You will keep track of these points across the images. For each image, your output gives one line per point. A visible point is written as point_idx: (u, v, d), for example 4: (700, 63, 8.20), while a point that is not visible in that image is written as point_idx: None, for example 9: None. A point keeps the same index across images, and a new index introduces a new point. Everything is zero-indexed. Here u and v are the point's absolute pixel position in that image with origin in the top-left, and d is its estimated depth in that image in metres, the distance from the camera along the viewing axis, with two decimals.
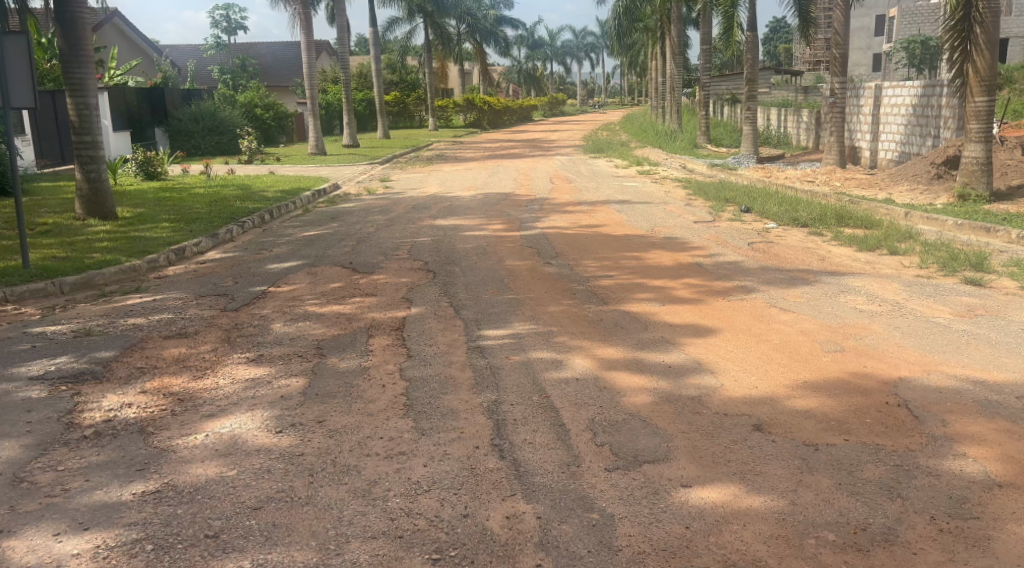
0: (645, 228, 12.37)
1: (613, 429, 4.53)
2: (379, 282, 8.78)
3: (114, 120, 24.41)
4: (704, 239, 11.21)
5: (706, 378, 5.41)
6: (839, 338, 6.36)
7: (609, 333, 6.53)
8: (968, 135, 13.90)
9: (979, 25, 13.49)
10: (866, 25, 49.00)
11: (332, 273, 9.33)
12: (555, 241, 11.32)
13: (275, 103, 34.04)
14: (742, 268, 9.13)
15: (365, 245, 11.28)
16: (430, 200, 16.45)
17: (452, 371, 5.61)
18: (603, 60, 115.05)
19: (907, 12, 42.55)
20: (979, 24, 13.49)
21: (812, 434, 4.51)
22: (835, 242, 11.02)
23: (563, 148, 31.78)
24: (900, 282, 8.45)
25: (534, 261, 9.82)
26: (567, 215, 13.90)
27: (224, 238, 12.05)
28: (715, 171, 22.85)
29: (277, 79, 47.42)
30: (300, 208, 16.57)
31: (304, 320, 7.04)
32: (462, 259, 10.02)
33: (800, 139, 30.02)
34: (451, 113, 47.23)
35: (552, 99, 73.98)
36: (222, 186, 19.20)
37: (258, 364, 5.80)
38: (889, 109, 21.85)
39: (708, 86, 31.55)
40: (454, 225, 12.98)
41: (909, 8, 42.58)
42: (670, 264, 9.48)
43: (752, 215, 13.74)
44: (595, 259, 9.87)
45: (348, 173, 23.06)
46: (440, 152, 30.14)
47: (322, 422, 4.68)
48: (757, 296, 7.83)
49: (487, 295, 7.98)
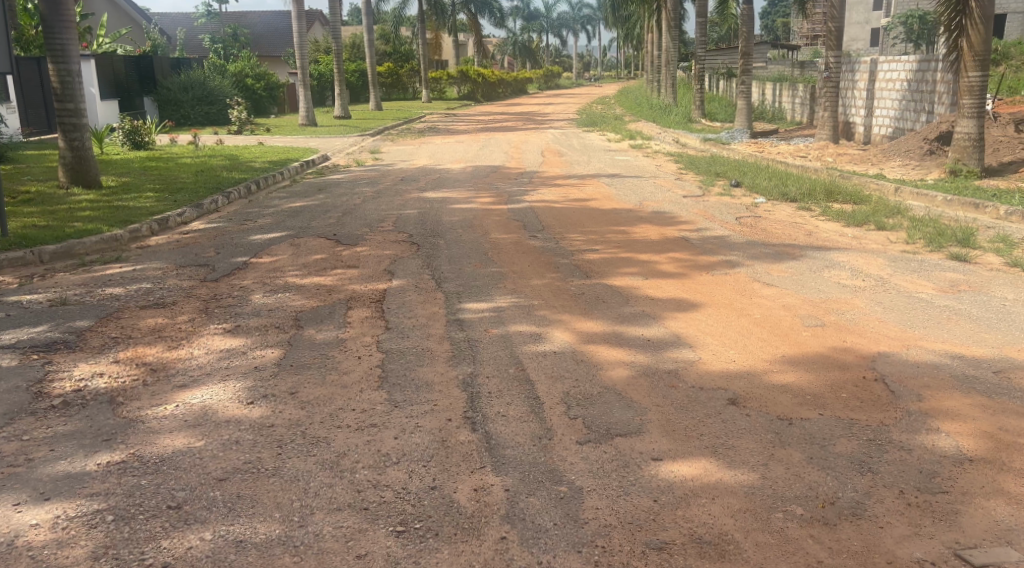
0: (634, 202, 12.32)
1: (587, 402, 4.52)
2: (362, 253, 8.77)
3: (101, 88, 24.23)
4: (692, 214, 11.20)
5: (684, 352, 5.39)
6: (820, 312, 6.35)
7: (591, 306, 6.53)
8: (961, 110, 13.86)
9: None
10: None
11: (315, 244, 9.34)
12: (543, 214, 11.29)
13: (267, 73, 33.85)
14: (727, 242, 9.11)
15: (351, 217, 11.25)
16: (420, 172, 16.40)
17: (429, 344, 5.60)
18: (599, 33, 114.35)
19: None
20: None
21: (788, 409, 4.48)
22: (824, 217, 10.98)
23: (557, 121, 31.66)
24: (886, 258, 8.40)
25: (519, 234, 9.78)
26: (556, 188, 13.87)
27: (211, 210, 12.02)
28: (708, 145, 22.78)
29: (269, 49, 47.12)
30: (287, 179, 16.51)
31: (283, 293, 7.13)
32: (448, 231, 9.99)
33: (795, 114, 29.98)
34: (445, 85, 46.93)
35: (548, 71, 73.81)
36: (210, 156, 19.16)
37: (233, 336, 5.83)
38: (884, 84, 21.78)
39: (703, 59, 31.44)
40: (442, 198, 12.94)
41: None
42: (656, 238, 9.44)
43: (742, 189, 13.70)
44: (581, 233, 9.84)
45: (338, 144, 22.96)
46: (433, 125, 30.01)
47: (294, 393, 4.67)
48: (741, 271, 7.78)
49: (471, 268, 7.96)
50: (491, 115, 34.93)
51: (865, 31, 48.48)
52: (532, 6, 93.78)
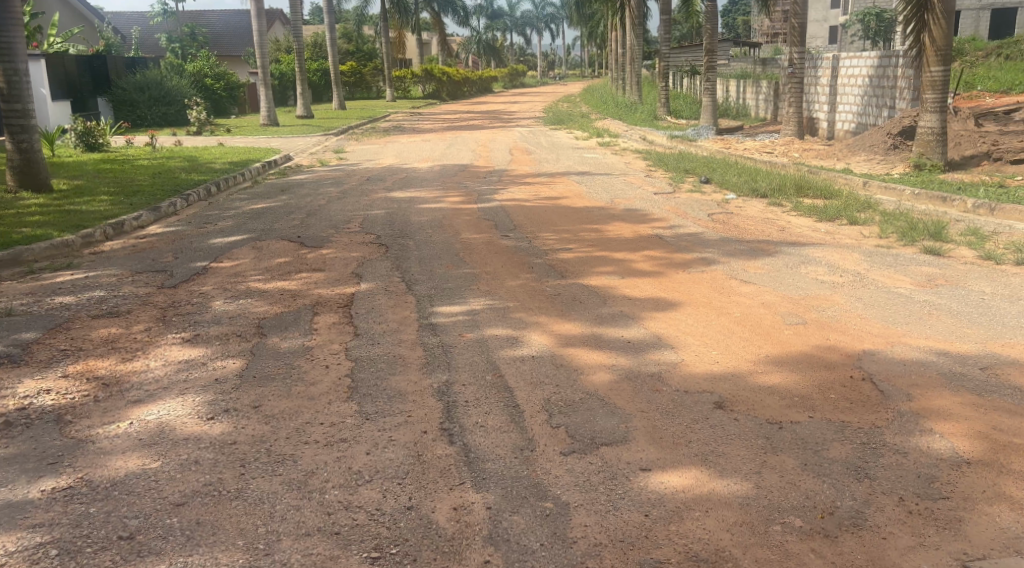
0: (605, 200, 12.18)
1: (569, 410, 4.32)
2: (328, 256, 8.59)
3: (52, 89, 23.69)
4: (663, 211, 11.07)
5: (666, 353, 5.21)
6: (800, 309, 6.20)
7: (568, 308, 6.34)
8: (924, 105, 13.89)
9: None
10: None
11: (277, 247, 9.22)
12: (513, 213, 11.09)
13: (226, 72, 33.40)
14: (701, 239, 8.97)
15: (316, 218, 11.01)
16: (386, 171, 16.14)
17: (401, 351, 5.40)
18: (562, 31, 114.55)
19: None
20: None
21: (777, 412, 4.30)
22: (795, 212, 10.89)
23: (522, 119, 31.48)
24: (860, 253, 8.25)
25: (490, 233, 9.57)
26: (526, 187, 13.67)
27: (168, 213, 12.09)
28: (675, 142, 22.72)
29: (228, 48, 46.44)
30: (248, 180, 16.29)
31: (245, 297, 7.07)
32: (417, 231, 9.76)
33: (759, 111, 30.11)
34: (409, 84, 46.61)
35: (512, 70, 73.67)
36: (167, 158, 18.98)
37: (192, 345, 5.68)
38: (846, 80, 21.85)
39: (667, 56, 31.50)
40: (409, 198, 12.71)
41: None
42: (629, 237, 9.29)
43: (712, 185, 13.61)
44: (553, 232, 9.65)
45: (301, 144, 22.60)
46: (397, 124, 29.69)
47: (258, 407, 4.50)
48: (718, 269, 7.63)
49: (442, 270, 7.76)
50: (456, 114, 34.67)
51: (823, 29, 49.43)
52: (495, 4, 93.63)
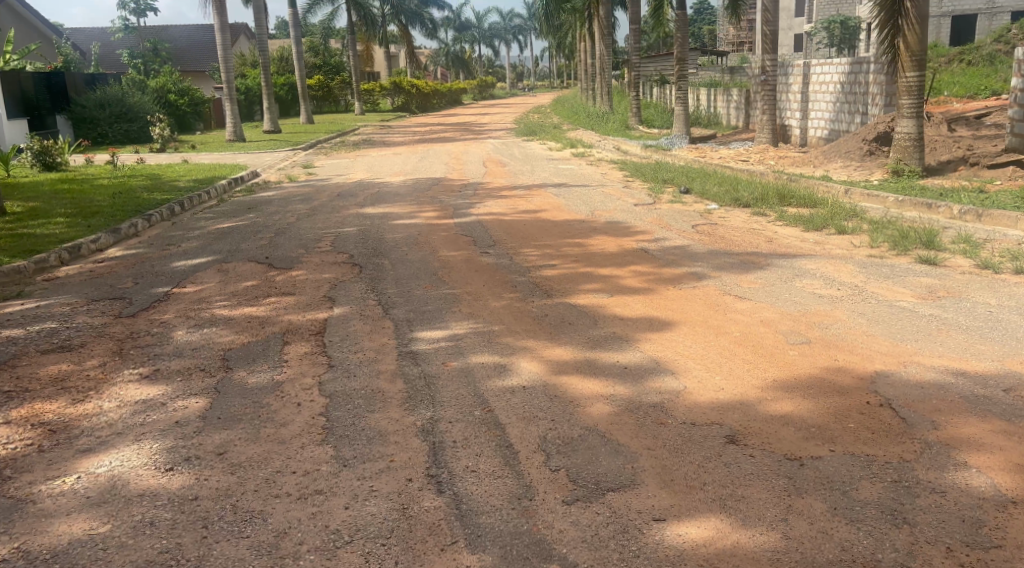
0: (585, 212, 11.83)
1: (567, 450, 3.96)
2: (298, 278, 8.23)
3: (9, 107, 23.19)
4: (645, 222, 10.74)
5: (668, 380, 4.83)
6: (802, 327, 5.84)
7: (557, 330, 5.95)
8: (900, 110, 13.71)
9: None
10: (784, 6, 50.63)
11: (245, 269, 8.87)
12: (491, 227, 10.72)
13: (190, 88, 32.94)
14: (689, 252, 8.62)
15: (285, 238, 10.62)
16: (357, 186, 15.75)
17: (379, 384, 5.01)
18: (529, 43, 114.72)
19: None
20: None
21: (794, 445, 3.93)
22: (779, 222, 10.58)
23: (494, 130, 31.15)
24: (852, 264, 7.91)
25: (468, 250, 9.18)
26: (503, 200, 13.30)
27: (129, 234, 11.98)
28: (649, 152, 22.47)
29: (193, 64, 45.73)
30: (214, 199, 15.92)
31: (211, 326, 6.71)
32: (392, 249, 9.36)
33: (731, 119, 30.02)
34: (378, 97, 46.19)
35: (481, 82, 73.44)
36: (128, 177, 18.66)
37: (151, 383, 5.33)
38: (818, 86, 21.74)
39: (637, 66, 31.39)
40: (382, 213, 12.31)
41: None
42: (613, 251, 8.93)
43: (692, 195, 13.31)
44: (534, 247, 9.28)
45: (269, 160, 22.13)
46: (367, 137, 29.24)
47: (223, 454, 4.13)
48: (709, 284, 7.28)
49: (420, 291, 7.38)
50: (426, 126, 34.29)
51: (789, 37, 50.07)
52: (463, 17, 93.55)
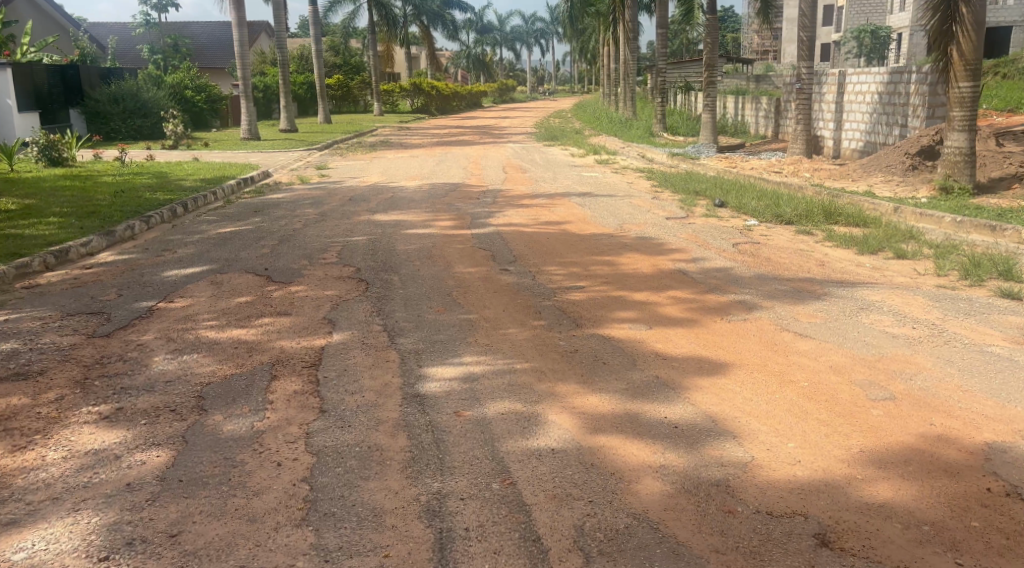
0: (613, 226, 10.92)
1: (614, 552, 3.18)
2: (297, 296, 7.41)
3: (19, 99, 22.69)
4: (680, 239, 9.83)
5: (731, 447, 3.94)
6: (882, 378, 4.89)
7: (590, 371, 5.04)
8: (951, 122, 12.74)
9: (966, 4, 12.20)
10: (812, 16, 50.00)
11: (240, 283, 8.09)
12: (511, 241, 9.84)
13: (208, 85, 32.42)
14: (733, 276, 7.69)
15: (288, 247, 9.82)
16: (371, 190, 14.95)
17: (377, 440, 4.15)
18: (552, 48, 113.92)
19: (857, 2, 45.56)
20: (965, 3, 12.20)
21: (907, 556, 3.15)
22: (828, 242, 9.62)
23: (514, 135, 30.34)
24: (921, 294, 6.95)
25: (486, 267, 8.31)
26: (524, 209, 12.44)
27: (124, 237, 11.27)
28: (676, 160, 21.57)
29: (211, 61, 45.16)
30: (221, 200, 15.19)
31: (191, 352, 5.88)
32: (402, 263, 8.50)
33: (759, 128, 29.03)
34: (398, 99, 45.47)
35: (503, 85, 72.66)
36: (136, 175, 17.98)
37: (109, 426, 4.49)
38: (853, 97, 20.76)
39: (663, 72, 30.52)
40: (396, 221, 11.46)
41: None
42: (648, 271, 8.03)
43: (728, 209, 12.38)
44: (559, 265, 8.40)
45: (282, 160, 21.39)
46: (384, 138, 28.48)
47: (176, 535, 3.37)
48: (762, 316, 6.36)
49: (431, 315, 6.52)
50: (446, 129, 33.49)
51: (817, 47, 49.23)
52: (487, 21, 92.87)
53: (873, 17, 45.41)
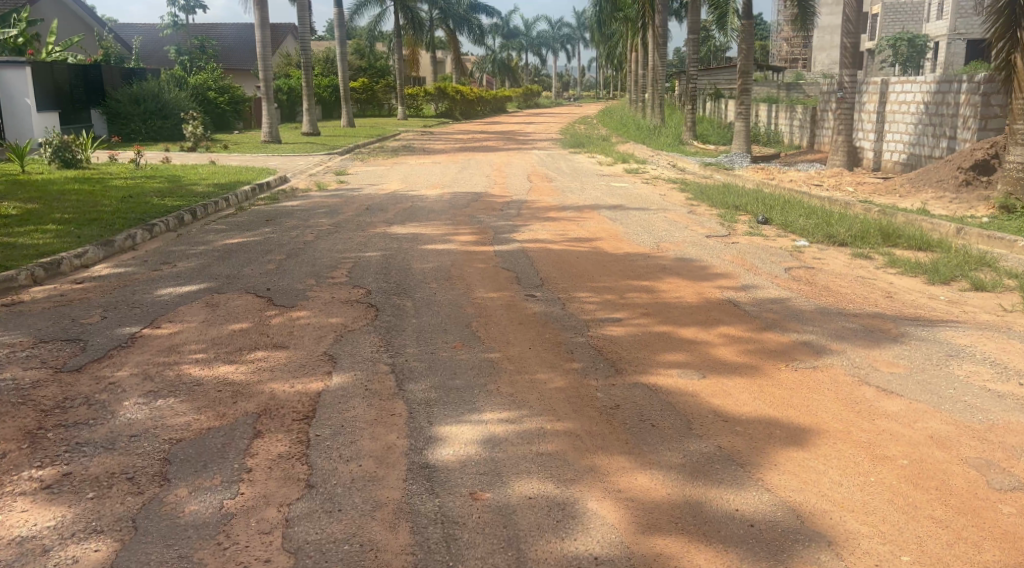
0: (649, 244, 10.00)
1: None
2: (298, 323, 6.58)
3: (39, 99, 22.17)
4: (724, 262, 8.91)
5: (824, 558, 3.27)
6: (999, 453, 4.02)
7: (637, 438, 4.19)
8: (1014, 135, 11.56)
9: None
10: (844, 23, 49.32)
11: (237, 305, 7.29)
12: (539, 260, 8.96)
13: (231, 86, 31.88)
14: (793, 310, 6.77)
15: (295, 263, 9.01)
16: (389, 199, 14.13)
17: (372, 537, 3.41)
18: (579, 54, 113.15)
19: (891, 9, 44.68)
20: None
21: None
22: (891, 267, 8.64)
23: (540, 141, 29.49)
24: (1016, 338, 5.99)
25: (510, 291, 7.44)
26: (551, 223, 11.58)
27: (124, 247, 10.51)
28: (710, 171, 20.58)
29: (235, 62, 44.64)
30: (233, 207, 14.44)
31: (167, 395, 5.05)
32: (417, 286, 7.65)
33: (793, 138, 27.99)
34: (422, 102, 44.80)
35: (528, 90, 71.83)
36: (149, 179, 17.28)
37: (47, 502, 3.67)
38: (897, 106, 19.71)
39: (693, 79, 29.60)
40: (413, 234, 10.61)
41: (893, 5, 44.61)
42: (692, 301, 7.12)
43: (772, 227, 11.43)
44: (593, 291, 7.51)
45: (300, 165, 20.66)
46: (407, 143, 27.75)
47: None
48: (834, 363, 5.43)
49: (447, 352, 5.65)
50: (470, 134, 32.71)
51: None
52: (514, 26, 92.25)
53: (909, 24, 44.20)
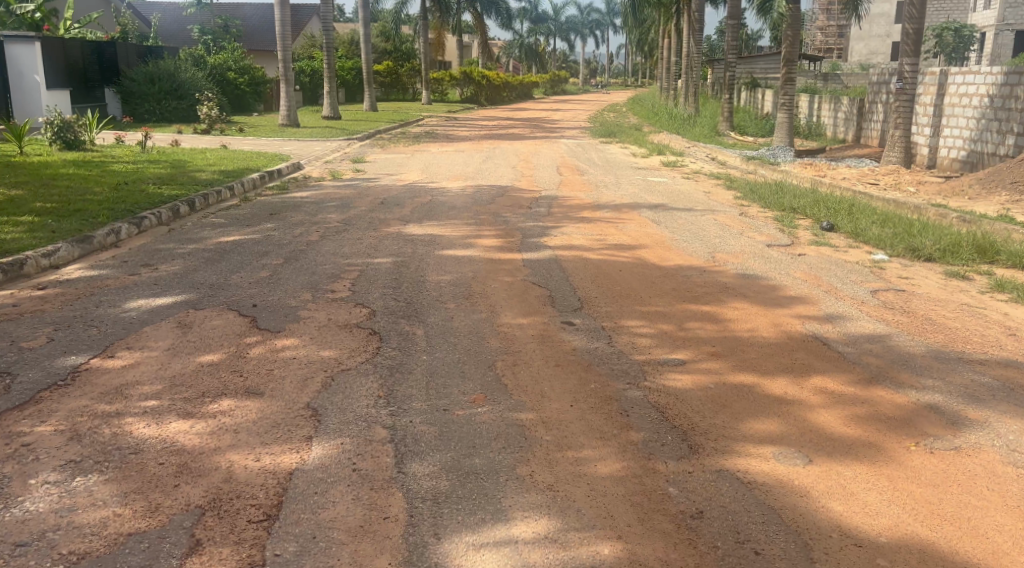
0: (703, 254, 8.65)
1: None
2: (283, 356, 5.31)
3: (49, 75, 21.05)
4: (795, 279, 7.56)
5: None
6: None
7: None
8: None
9: None
10: (886, 11, 47.24)
11: (215, 327, 6.04)
12: (577, 272, 7.65)
13: (252, 66, 30.63)
14: (900, 353, 5.43)
15: (292, 270, 7.75)
16: (408, 191, 12.87)
17: None
18: (608, 41, 111.40)
19: None
20: None
21: None
22: (998, 292, 7.25)
23: (568, 129, 28.04)
24: None
25: (544, 316, 6.14)
26: (587, 224, 10.26)
27: (105, 244, 9.28)
28: (753, 165, 19.14)
29: (258, 42, 43.44)
30: (237, 197, 13.19)
31: (87, 467, 3.80)
32: (432, 306, 6.35)
33: (837, 131, 26.39)
34: (447, 87, 43.46)
35: (555, 75, 70.22)
36: (153, 164, 16.07)
37: None
38: (957, 99, 17.96)
39: (732, 67, 28.04)
40: (432, 236, 9.30)
41: None
42: (770, 338, 5.76)
43: (838, 234, 10.05)
44: (644, 317, 6.20)
45: (316, 150, 19.40)
46: (430, 129, 26.46)
47: None
48: (981, 440, 4.10)
49: (465, 410, 4.36)
50: (496, 120, 31.31)
51: (886, 45, 47.11)
52: (542, 12, 90.52)
53: (954, 14, 42.23)
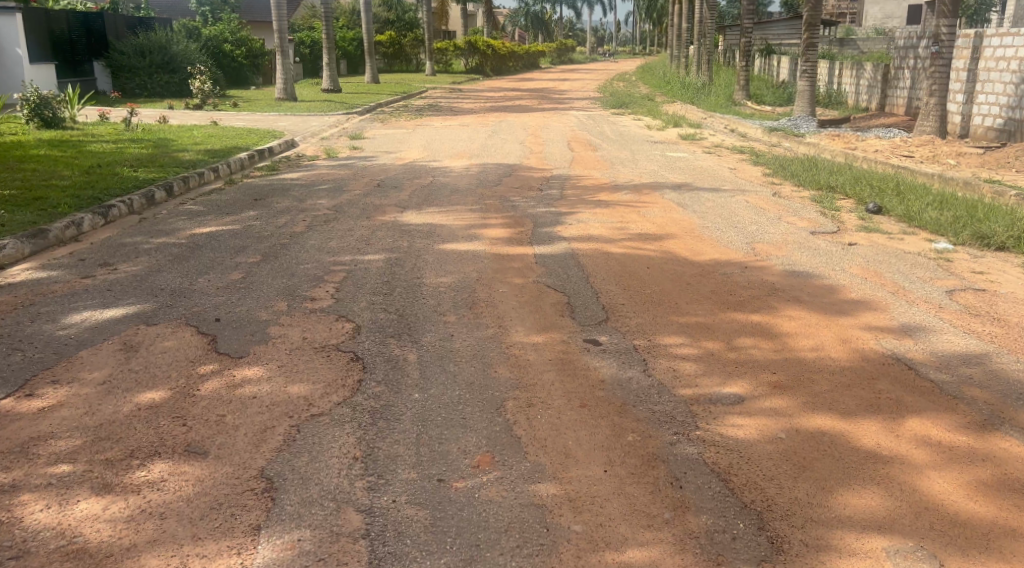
0: (741, 244, 7.55)
1: None
2: (239, 395, 4.24)
3: (32, 48, 19.88)
4: (855, 277, 6.47)
5: None
6: None
7: None
8: None
9: None
10: None
11: (165, 350, 4.99)
12: (600, 270, 6.57)
13: (249, 38, 29.43)
14: (1010, 382, 4.35)
15: (269, 271, 6.69)
16: (408, 171, 11.79)
17: None
18: (614, 8, 109.31)
19: None
20: None
21: None
22: None
23: (577, 100, 26.76)
24: None
25: (564, 332, 5.07)
26: (606, 208, 9.18)
27: (62, 238, 8.23)
28: (776, 138, 17.94)
29: (255, 14, 42.10)
30: (222, 179, 12.12)
31: None
32: (429, 320, 5.28)
33: (859, 100, 25.03)
34: (451, 57, 42.09)
35: (561, 44, 68.60)
36: (135, 143, 14.97)
37: None
38: (993, 64, 15.70)
39: (749, 32, 26.65)
40: (431, 225, 8.22)
41: None
42: (842, 360, 4.68)
43: (888, 218, 8.92)
44: (685, 332, 5.11)
45: (311, 126, 18.28)
46: (434, 101, 25.27)
47: None
48: None
49: (463, 484, 3.33)
50: (502, 91, 30.04)
51: (902, 8, 45.30)
52: None
53: None
